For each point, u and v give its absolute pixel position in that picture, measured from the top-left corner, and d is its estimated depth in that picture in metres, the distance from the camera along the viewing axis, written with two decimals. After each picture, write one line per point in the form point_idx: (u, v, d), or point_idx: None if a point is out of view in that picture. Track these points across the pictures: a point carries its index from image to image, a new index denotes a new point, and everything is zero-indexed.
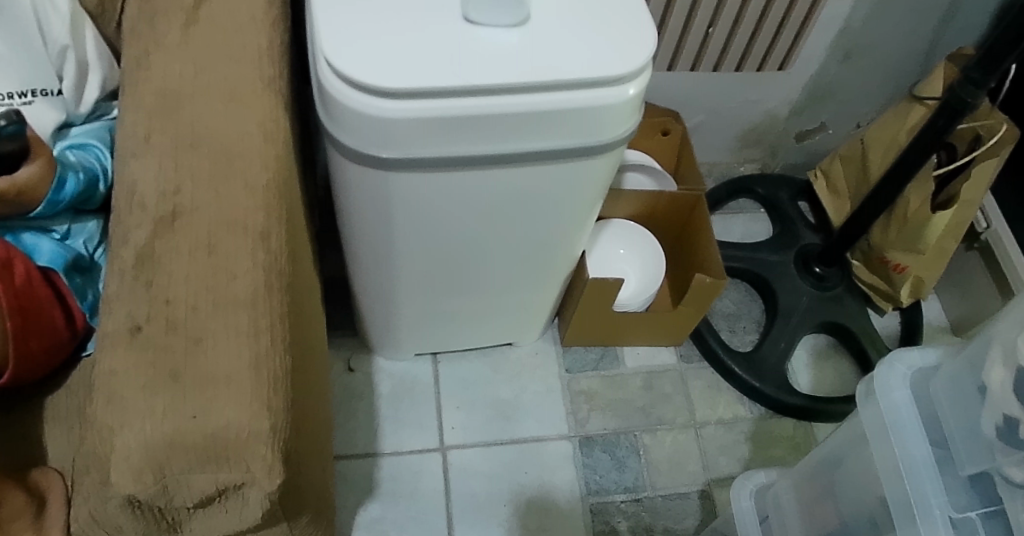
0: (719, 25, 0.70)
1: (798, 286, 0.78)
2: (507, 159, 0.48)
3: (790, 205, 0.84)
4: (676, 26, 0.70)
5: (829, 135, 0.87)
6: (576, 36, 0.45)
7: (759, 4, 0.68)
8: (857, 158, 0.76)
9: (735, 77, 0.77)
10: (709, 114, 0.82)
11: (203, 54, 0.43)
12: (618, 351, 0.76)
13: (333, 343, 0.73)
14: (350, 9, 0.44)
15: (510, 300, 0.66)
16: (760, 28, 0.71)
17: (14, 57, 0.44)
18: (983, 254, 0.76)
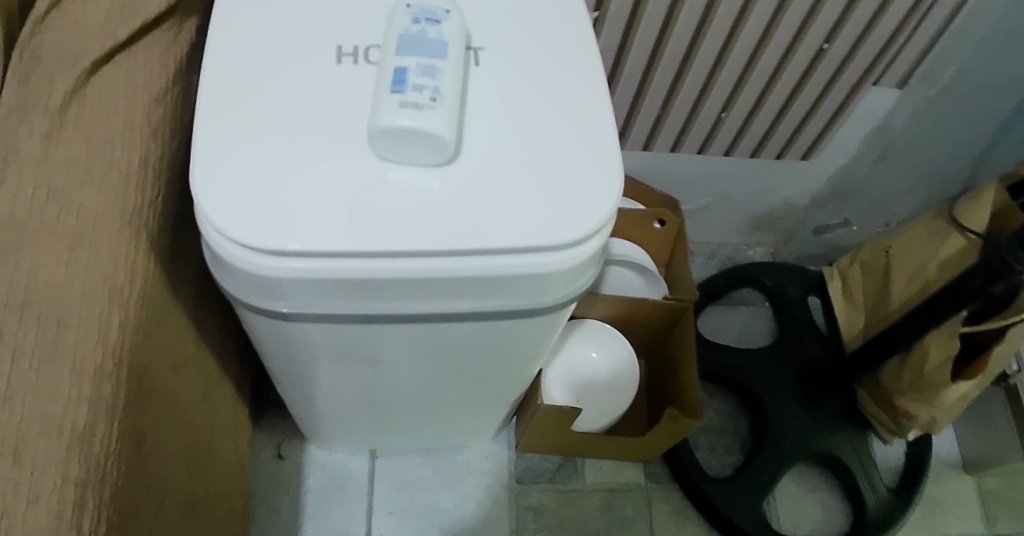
0: (732, 112, 0.63)
1: (793, 410, 0.74)
2: (429, 316, 0.39)
3: (799, 305, 0.80)
4: (680, 111, 0.63)
5: (854, 231, 0.82)
6: (522, 183, 0.37)
7: (781, 95, 0.61)
8: (880, 266, 0.72)
9: (752, 163, 0.71)
10: (717, 198, 0.77)
11: (56, 174, 0.36)
12: (579, 464, 0.73)
13: (267, 426, 0.71)
14: (240, 135, 0.36)
15: (448, 411, 0.61)
16: (781, 117, 0.65)
17: None
18: (1009, 396, 0.72)
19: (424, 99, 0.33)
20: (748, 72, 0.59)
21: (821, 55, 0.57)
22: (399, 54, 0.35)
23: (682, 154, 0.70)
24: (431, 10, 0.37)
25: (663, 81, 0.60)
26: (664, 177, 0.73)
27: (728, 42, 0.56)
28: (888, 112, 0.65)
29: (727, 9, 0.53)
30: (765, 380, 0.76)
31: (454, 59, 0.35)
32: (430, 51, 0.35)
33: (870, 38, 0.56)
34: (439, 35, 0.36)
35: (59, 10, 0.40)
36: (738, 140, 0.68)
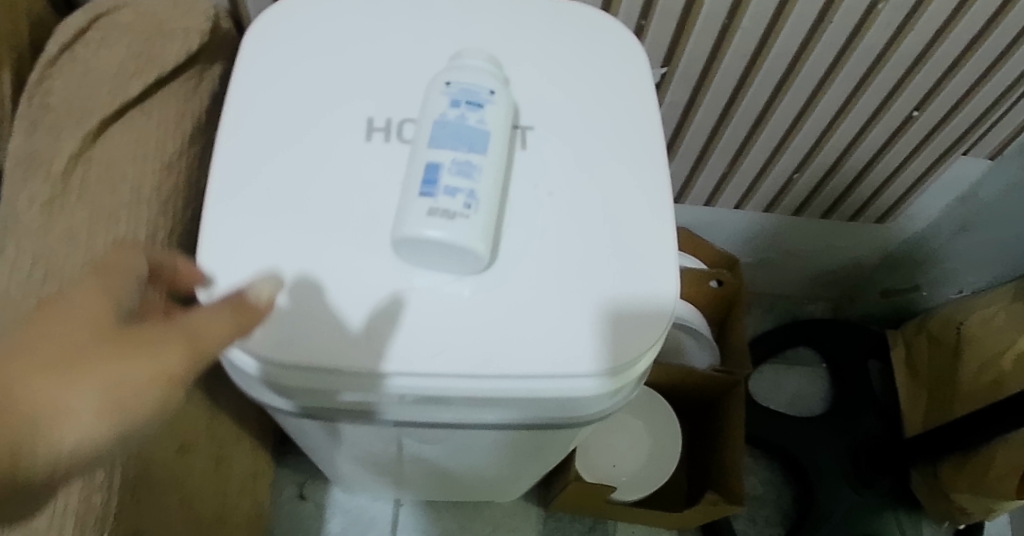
0: (805, 172, 0.63)
1: (841, 486, 0.72)
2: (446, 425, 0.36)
3: (856, 369, 0.80)
4: (749, 170, 0.63)
5: (923, 296, 0.83)
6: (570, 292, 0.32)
7: (860, 160, 0.60)
8: (948, 344, 0.71)
9: (818, 223, 0.73)
10: (779, 251, 0.80)
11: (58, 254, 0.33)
12: (611, 527, 0.71)
13: (290, 464, 0.71)
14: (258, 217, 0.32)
15: (474, 475, 0.58)
16: (858, 179, 0.64)
17: None
18: None
19: (456, 208, 0.29)
20: (825, 137, 0.58)
21: (907, 125, 0.55)
22: (430, 147, 0.30)
23: (747, 208, 0.71)
24: (472, 91, 0.32)
25: (729, 144, 0.59)
26: (727, 230, 0.76)
27: (806, 108, 0.55)
28: (974, 183, 0.64)
29: (804, 80, 0.51)
30: (812, 451, 0.74)
31: (495, 154, 0.31)
32: (468, 144, 0.30)
33: (963, 112, 0.53)
34: (478, 124, 0.31)
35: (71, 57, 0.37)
36: (810, 200, 0.68)
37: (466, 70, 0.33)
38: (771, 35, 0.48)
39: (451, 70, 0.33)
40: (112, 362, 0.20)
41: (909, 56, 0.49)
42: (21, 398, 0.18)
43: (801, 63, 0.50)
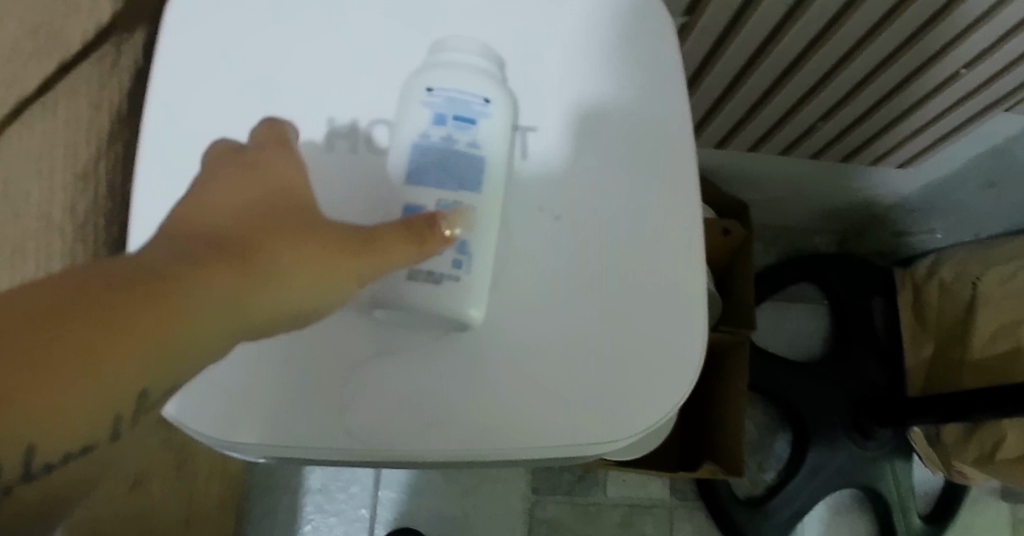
0: (829, 122, 0.61)
1: (839, 436, 0.71)
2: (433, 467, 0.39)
3: (860, 311, 0.76)
4: (770, 117, 0.61)
5: (938, 239, 0.81)
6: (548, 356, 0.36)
7: (891, 112, 0.58)
8: (963, 300, 0.68)
9: (827, 165, 0.72)
10: (789, 191, 0.78)
11: None
12: (601, 477, 0.71)
13: None
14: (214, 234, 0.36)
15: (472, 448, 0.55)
16: (888, 128, 0.62)
17: None
18: None
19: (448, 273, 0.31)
20: (860, 88, 0.55)
21: (951, 82, 0.53)
22: (416, 184, 0.32)
23: (761, 151, 0.69)
24: (458, 102, 0.32)
25: (752, 92, 0.57)
26: (735, 171, 0.74)
27: (846, 58, 0.51)
28: (1012, 135, 0.64)
29: (845, 35, 0.48)
30: (813, 399, 0.72)
31: (488, 180, 0.32)
32: (459, 178, 0.32)
33: (1008, 75, 0.52)
34: (467, 149, 0.32)
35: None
36: (829, 146, 0.67)
37: (450, 75, 0.33)
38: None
39: (437, 71, 0.33)
40: (325, 259, 0.25)
41: (969, 13, 0.45)
42: (251, 251, 0.23)
43: (841, 23, 0.48)
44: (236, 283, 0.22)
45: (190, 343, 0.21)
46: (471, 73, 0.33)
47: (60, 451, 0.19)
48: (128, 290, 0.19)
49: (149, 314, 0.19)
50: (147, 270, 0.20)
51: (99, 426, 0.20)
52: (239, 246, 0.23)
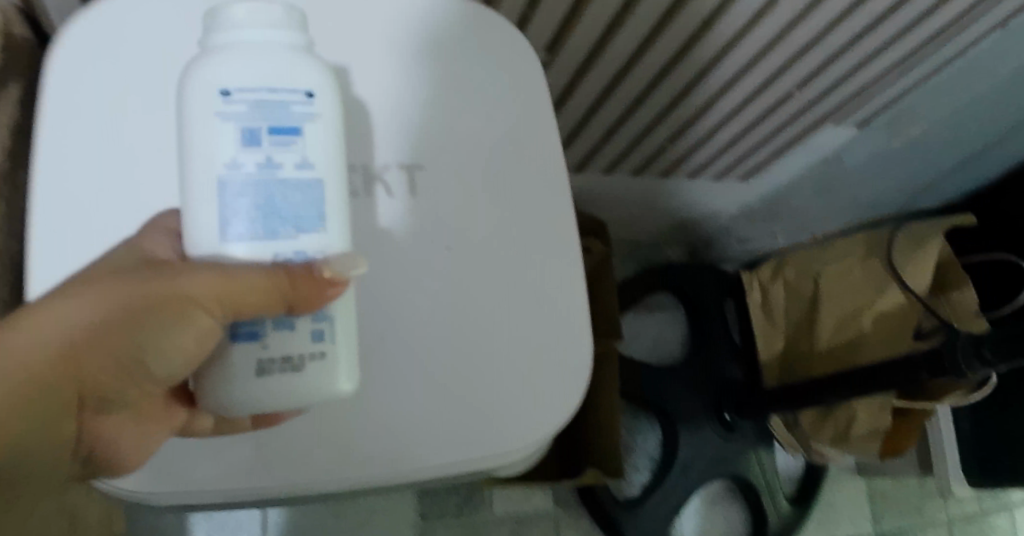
0: (679, 142, 0.68)
1: (705, 433, 0.76)
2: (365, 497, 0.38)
3: (713, 316, 0.83)
4: (628, 136, 0.66)
5: (772, 239, 0.94)
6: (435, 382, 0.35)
7: (734, 129, 0.65)
8: (805, 292, 0.74)
9: (672, 183, 0.79)
10: (640, 210, 0.87)
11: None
12: (486, 496, 0.72)
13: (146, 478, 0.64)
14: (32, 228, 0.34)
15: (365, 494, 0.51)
16: (737, 142, 0.69)
17: None
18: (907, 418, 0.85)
19: (311, 350, 0.25)
20: (705, 108, 0.61)
21: (787, 98, 0.59)
22: (247, 239, 0.24)
23: (617, 173, 0.75)
24: (274, 109, 0.24)
25: (606, 120, 0.62)
26: (596, 191, 0.80)
27: (697, 79, 0.56)
28: (843, 143, 0.70)
29: (687, 69, 0.54)
30: (675, 399, 0.77)
31: (329, 207, 0.26)
32: (297, 223, 0.25)
33: (827, 98, 0.60)
34: (298, 173, 0.25)
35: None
36: (678, 163, 0.73)
37: (254, 65, 0.24)
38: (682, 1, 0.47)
39: (231, 56, 0.24)
40: (108, 311, 0.23)
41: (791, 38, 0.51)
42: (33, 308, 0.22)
43: (687, 50, 0.52)
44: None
45: None
46: (296, 58, 0.24)
47: None
48: None
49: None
50: None
51: None
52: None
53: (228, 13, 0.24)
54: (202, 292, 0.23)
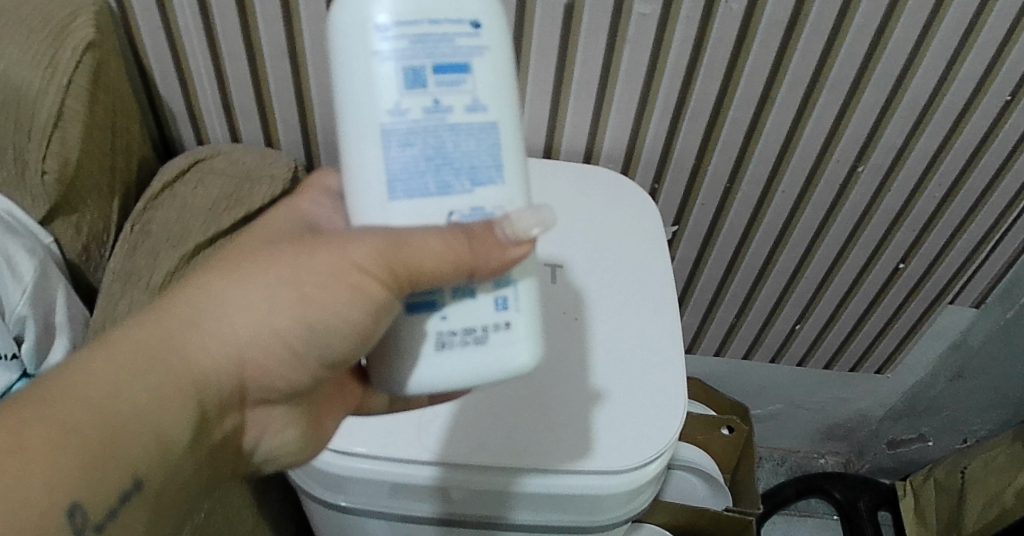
0: (805, 324, 0.85)
1: None
2: (548, 503, 0.55)
3: (866, 517, 0.92)
4: (759, 318, 0.85)
5: (931, 445, 1.00)
6: (590, 399, 0.55)
7: (851, 316, 0.83)
8: (954, 487, 0.88)
9: (811, 371, 0.93)
10: (786, 405, 1.01)
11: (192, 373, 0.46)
12: None
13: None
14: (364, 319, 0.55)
15: None
16: (855, 332, 0.85)
17: None
18: None
19: (497, 320, 0.34)
20: (824, 286, 0.79)
21: (890, 284, 0.78)
22: (447, 190, 0.32)
23: (754, 358, 0.92)
24: (446, 46, 0.32)
25: (735, 298, 0.82)
26: (744, 379, 0.96)
27: (802, 264, 0.77)
28: (963, 330, 0.82)
29: (785, 261, 0.77)
30: None
31: (501, 149, 0.33)
32: (471, 172, 0.33)
33: (930, 279, 0.76)
34: (469, 115, 0.32)
35: (174, 188, 0.65)
36: (810, 352, 0.90)
37: (419, 8, 0.31)
38: (775, 178, 0.68)
39: (396, 0, 0.31)
40: (313, 285, 0.34)
41: (860, 205, 0.69)
42: (250, 291, 0.34)
43: (782, 245, 0.75)
44: (158, 352, 0.33)
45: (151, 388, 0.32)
46: None
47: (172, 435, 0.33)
48: (121, 361, 0.32)
49: (60, 396, 0.30)
50: (146, 345, 0.33)
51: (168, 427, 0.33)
52: (167, 318, 0.34)
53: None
54: (376, 260, 0.32)
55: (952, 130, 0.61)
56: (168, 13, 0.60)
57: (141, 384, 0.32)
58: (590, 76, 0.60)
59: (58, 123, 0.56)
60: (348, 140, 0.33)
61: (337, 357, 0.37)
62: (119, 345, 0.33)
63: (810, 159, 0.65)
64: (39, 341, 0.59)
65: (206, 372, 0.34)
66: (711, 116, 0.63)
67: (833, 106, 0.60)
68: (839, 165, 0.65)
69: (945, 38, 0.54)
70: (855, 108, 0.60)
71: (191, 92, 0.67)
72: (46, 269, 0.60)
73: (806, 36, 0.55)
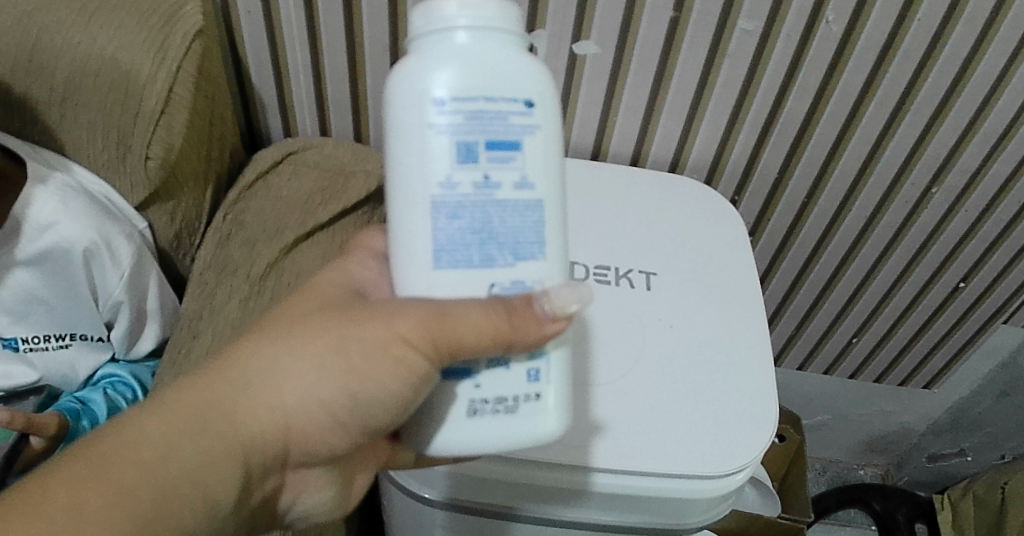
0: (862, 337, 0.93)
1: None
2: (638, 502, 0.56)
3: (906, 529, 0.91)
4: (819, 329, 0.93)
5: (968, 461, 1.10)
6: (689, 401, 0.57)
7: (900, 341, 0.92)
8: (995, 502, 0.87)
9: (866, 384, 1.01)
10: (834, 416, 1.11)
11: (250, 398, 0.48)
12: None
13: None
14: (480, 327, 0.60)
15: None
16: (908, 346, 0.93)
17: (76, 306, 0.73)
18: None
19: (528, 392, 0.34)
20: (885, 301, 0.86)
21: (937, 316, 0.86)
22: (491, 262, 0.31)
23: (808, 370, 1.01)
24: (500, 123, 0.30)
25: (799, 309, 0.90)
26: (797, 390, 1.06)
27: (855, 294, 0.87)
28: (1013, 350, 0.91)
29: (845, 285, 0.85)
30: None
31: (546, 225, 0.32)
32: (514, 247, 0.31)
33: (993, 293, 0.82)
34: (517, 193, 0.31)
35: (266, 179, 0.75)
36: (863, 365, 0.98)
37: (476, 84, 0.30)
38: (852, 193, 0.75)
39: (454, 75, 0.29)
40: (360, 351, 0.34)
41: (914, 244, 0.78)
42: (301, 354, 0.35)
43: (840, 273, 0.84)
44: (209, 414, 0.34)
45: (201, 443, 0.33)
46: (505, 58, 0.30)
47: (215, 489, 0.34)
48: (176, 416, 0.33)
49: (115, 455, 0.31)
50: (203, 400, 0.34)
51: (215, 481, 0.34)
52: (220, 382, 0.35)
53: (454, 28, 0.30)
54: (419, 331, 0.31)
55: (1001, 138, 0.66)
56: (273, 20, 0.67)
57: (193, 446, 0.33)
58: (686, 89, 0.66)
59: (165, 109, 0.62)
60: (396, 206, 0.32)
61: (376, 425, 0.37)
62: (173, 402, 0.34)
63: (887, 177, 0.72)
64: (131, 324, 0.75)
65: (254, 437, 0.35)
66: (798, 133, 0.70)
67: (914, 130, 0.67)
68: (892, 160, 0.70)
69: (996, 50, 0.59)
70: (905, 113, 0.65)
71: (285, 88, 0.74)
72: (142, 256, 0.73)
73: (898, 59, 0.61)
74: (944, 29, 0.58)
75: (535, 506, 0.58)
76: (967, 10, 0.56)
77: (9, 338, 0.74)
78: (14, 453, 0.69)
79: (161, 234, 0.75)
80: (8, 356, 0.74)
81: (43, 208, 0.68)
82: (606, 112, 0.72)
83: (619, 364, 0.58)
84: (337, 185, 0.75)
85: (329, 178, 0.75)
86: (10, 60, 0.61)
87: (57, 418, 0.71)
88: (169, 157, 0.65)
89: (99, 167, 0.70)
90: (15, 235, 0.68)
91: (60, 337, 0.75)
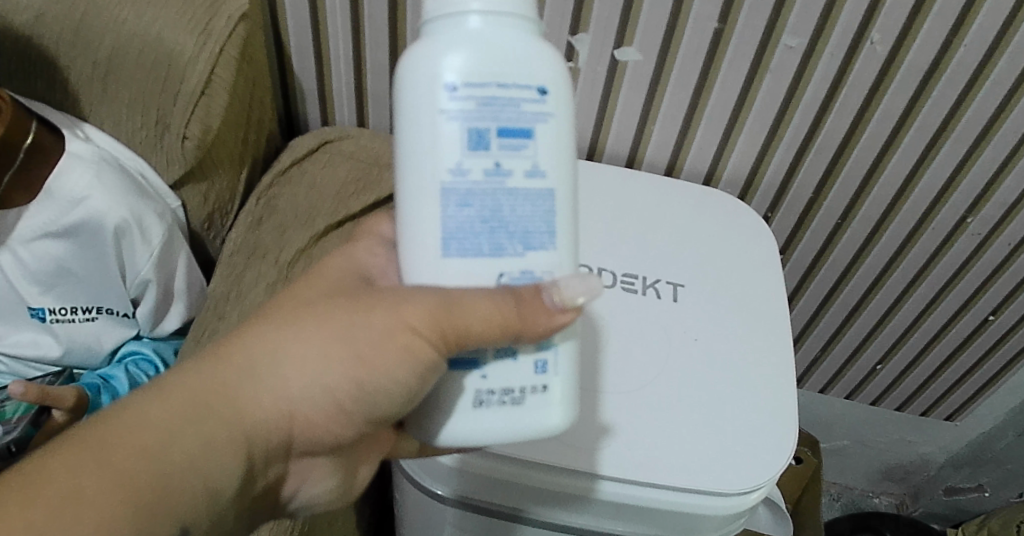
0: (886, 364, 0.91)
1: None
2: (646, 511, 0.55)
3: None
4: (843, 353, 0.91)
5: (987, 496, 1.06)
6: (700, 413, 0.56)
7: (925, 371, 0.90)
8: None
9: (888, 412, 0.99)
10: (853, 442, 1.08)
11: None
12: None
13: None
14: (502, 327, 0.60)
15: None
16: (934, 376, 0.90)
17: (103, 281, 0.75)
18: None
19: (535, 383, 0.34)
20: (912, 328, 0.84)
21: (964, 348, 0.84)
22: (502, 251, 0.31)
23: (830, 393, 0.99)
24: (512, 110, 0.30)
25: (823, 331, 0.89)
26: (816, 413, 1.04)
27: (882, 320, 0.85)
28: None
29: (871, 310, 0.84)
30: None
31: (556, 215, 0.32)
32: (524, 236, 0.31)
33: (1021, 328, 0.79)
34: (528, 181, 0.31)
35: (299, 166, 0.76)
36: (885, 393, 0.96)
37: (488, 69, 0.30)
38: (887, 217, 0.73)
39: (466, 60, 0.30)
40: (365, 336, 0.34)
41: (945, 271, 0.76)
42: (306, 335, 0.35)
43: (869, 298, 0.83)
44: (212, 400, 0.34)
45: (208, 429, 0.34)
46: (518, 41, 0.30)
47: (223, 472, 0.35)
48: (181, 404, 0.34)
49: (118, 441, 0.32)
50: (207, 387, 0.35)
51: (223, 462, 0.35)
52: (224, 366, 0.35)
53: (468, 12, 0.30)
54: (426, 320, 0.31)
55: None
56: (319, 12, 0.68)
57: (197, 431, 0.34)
58: (725, 100, 0.66)
59: (206, 90, 0.63)
60: (405, 197, 0.32)
61: (381, 413, 0.37)
62: (177, 391, 0.34)
63: (923, 202, 0.70)
64: (156, 303, 0.77)
65: (258, 422, 0.36)
66: (836, 152, 0.69)
67: (953, 158, 0.65)
68: (928, 185, 0.68)
69: None
70: (944, 140, 0.64)
71: (325, 78, 0.75)
72: (173, 236, 0.74)
73: (943, 81, 0.59)
74: (992, 55, 0.57)
75: (548, 510, 0.57)
76: (1016, 38, 0.55)
77: (37, 308, 0.76)
78: (33, 428, 0.72)
79: (194, 214, 0.77)
80: (35, 326, 0.77)
81: (77, 181, 0.69)
82: (643, 120, 0.72)
83: (629, 372, 0.57)
84: (367, 177, 0.76)
85: (360, 169, 0.76)
86: (64, 35, 0.63)
87: (74, 391, 0.72)
88: (207, 138, 0.66)
89: (140, 146, 0.72)
90: (49, 207, 0.70)
91: (79, 310, 0.77)
